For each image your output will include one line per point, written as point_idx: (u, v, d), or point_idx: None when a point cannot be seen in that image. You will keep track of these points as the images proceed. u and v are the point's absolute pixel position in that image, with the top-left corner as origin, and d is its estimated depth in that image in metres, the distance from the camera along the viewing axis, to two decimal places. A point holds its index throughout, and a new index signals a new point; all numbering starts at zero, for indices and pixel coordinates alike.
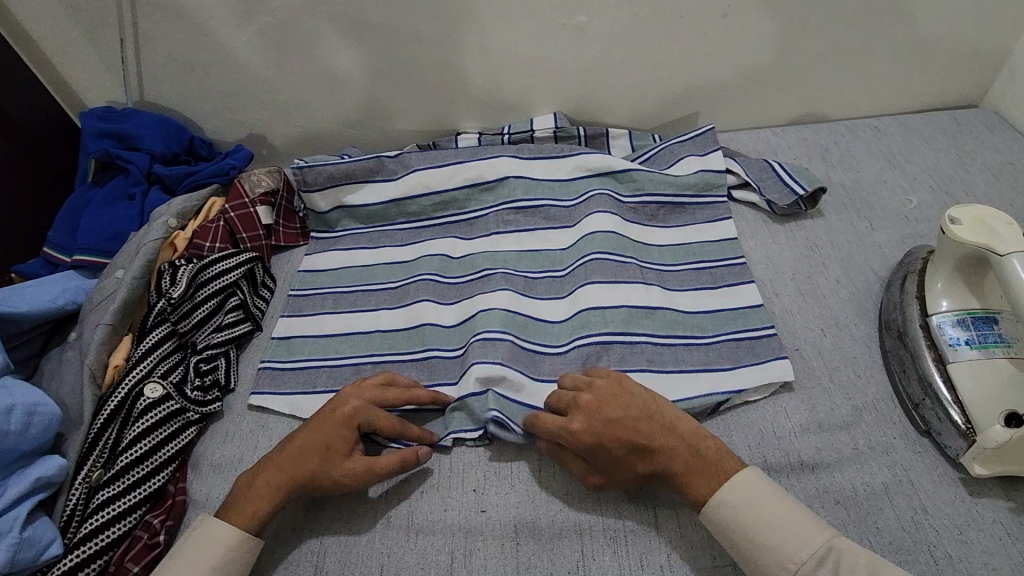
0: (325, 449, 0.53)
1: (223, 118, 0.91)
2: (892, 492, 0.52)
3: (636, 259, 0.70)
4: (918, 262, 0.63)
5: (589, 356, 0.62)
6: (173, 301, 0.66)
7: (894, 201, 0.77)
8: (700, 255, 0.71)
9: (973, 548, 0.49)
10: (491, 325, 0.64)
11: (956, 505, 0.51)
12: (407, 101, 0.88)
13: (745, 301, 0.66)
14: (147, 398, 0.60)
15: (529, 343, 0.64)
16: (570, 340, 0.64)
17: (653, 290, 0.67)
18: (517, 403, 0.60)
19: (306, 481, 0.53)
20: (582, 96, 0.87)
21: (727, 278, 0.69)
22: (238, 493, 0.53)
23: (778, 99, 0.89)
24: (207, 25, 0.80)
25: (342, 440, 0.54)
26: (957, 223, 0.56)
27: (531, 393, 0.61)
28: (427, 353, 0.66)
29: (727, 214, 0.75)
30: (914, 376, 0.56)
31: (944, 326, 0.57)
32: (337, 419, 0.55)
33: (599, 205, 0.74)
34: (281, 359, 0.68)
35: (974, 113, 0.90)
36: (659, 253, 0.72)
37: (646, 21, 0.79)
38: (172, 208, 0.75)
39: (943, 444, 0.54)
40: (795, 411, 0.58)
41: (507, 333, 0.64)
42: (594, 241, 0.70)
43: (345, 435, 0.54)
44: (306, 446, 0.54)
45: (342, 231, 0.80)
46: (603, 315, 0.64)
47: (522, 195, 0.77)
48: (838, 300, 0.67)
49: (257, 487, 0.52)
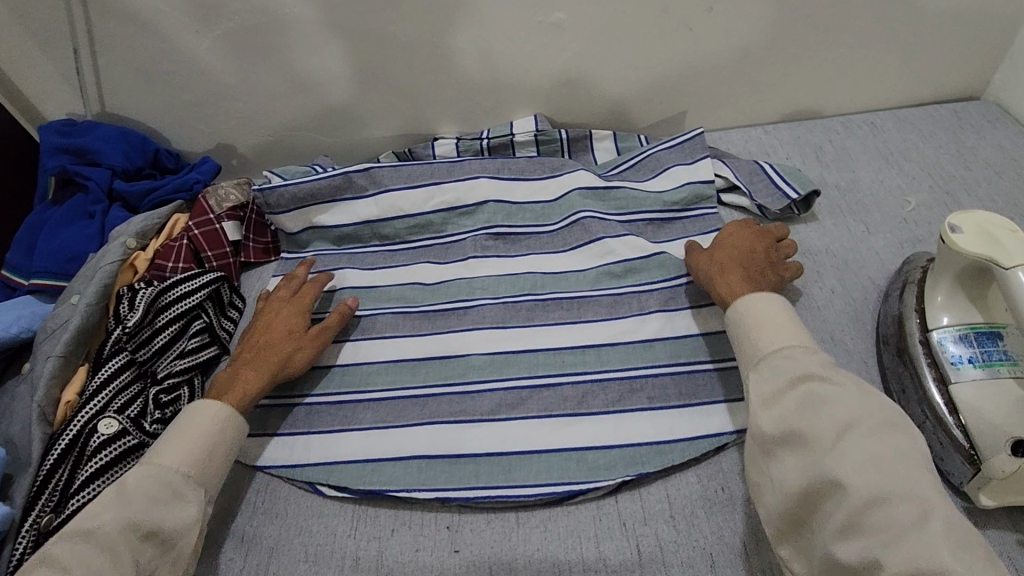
0: (271, 327, 0.63)
1: (189, 128, 0.87)
2: None
3: (632, 285, 0.68)
4: (917, 270, 0.59)
5: (585, 395, 0.61)
6: (129, 330, 0.63)
7: (892, 202, 0.74)
8: None
9: None
10: (485, 375, 0.63)
11: None
12: (382, 107, 0.84)
13: None
14: (101, 434, 0.56)
15: (517, 381, 0.62)
16: (561, 377, 0.62)
17: (649, 320, 0.65)
18: (513, 454, 0.58)
19: (284, 363, 0.61)
20: (564, 98, 0.84)
21: None
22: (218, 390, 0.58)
23: (769, 95, 0.85)
24: (166, 32, 0.75)
25: (282, 318, 0.64)
26: (958, 232, 0.52)
27: (522, 441, 0.58)
28: (394, 393, 0.63)
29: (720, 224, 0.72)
30: (914, 397, 0.53)
31: (945, 343, 0.53)
32: (274, 303, 0.66)
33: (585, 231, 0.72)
34: None
35: (974, 105, 0.86)
36: (647, 270, 0.69)
37: (629, 16, 0.75)
38: (132, 226, 0.72)
39: (947, 471, 0.50)
40: None
41: (493, 381, 0.62)
42: (579, 278, 0.70)
43: (297, 317, 0.64)
44: (274, 335, 0.62)
45: (312, 251, 0.77)
46: (598, 352, 0.63)
47: (502, 221, 0.75)
48: (834, 312, 0.63)
49: (239, 379, 0.58)
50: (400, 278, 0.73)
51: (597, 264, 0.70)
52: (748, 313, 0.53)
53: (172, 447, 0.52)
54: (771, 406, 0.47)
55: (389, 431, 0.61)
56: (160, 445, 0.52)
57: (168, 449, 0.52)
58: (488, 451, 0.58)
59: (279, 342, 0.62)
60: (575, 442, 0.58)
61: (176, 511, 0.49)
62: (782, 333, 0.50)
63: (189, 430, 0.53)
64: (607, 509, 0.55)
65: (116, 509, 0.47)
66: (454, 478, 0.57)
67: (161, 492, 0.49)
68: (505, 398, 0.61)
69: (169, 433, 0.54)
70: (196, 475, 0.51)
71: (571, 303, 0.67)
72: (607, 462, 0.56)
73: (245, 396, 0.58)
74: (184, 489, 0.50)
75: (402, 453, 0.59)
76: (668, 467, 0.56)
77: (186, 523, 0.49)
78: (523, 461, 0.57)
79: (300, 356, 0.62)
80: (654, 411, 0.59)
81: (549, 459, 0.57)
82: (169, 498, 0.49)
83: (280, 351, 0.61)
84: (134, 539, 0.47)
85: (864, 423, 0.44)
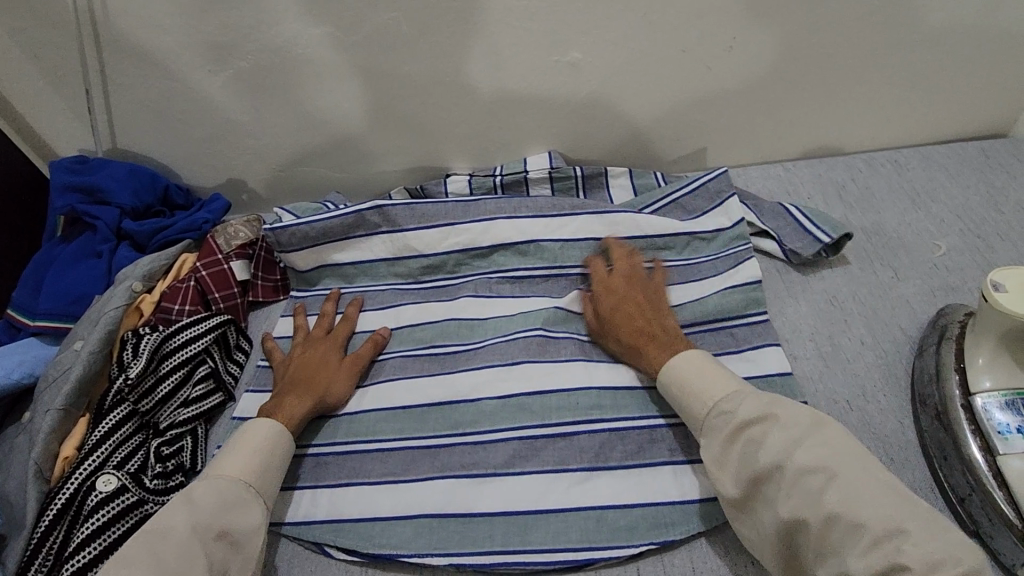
0: (308, 357, 0.64)
1: (199, 164, 0.86)
2: None
3: None
4: (955, 325, 0.57)
5: (603, 446, 0.58)
6: (132, 380, 0.61)
7: (921, 246, 0.71)
8: (724, 311, 0.65)
9: None
10: (495, 422, 0.60)
11: None
12: (395, 144, 0.83)
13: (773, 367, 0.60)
14: (99, 492, 0.54)
15: (531, 430, 0.59)
16: (578, 426, 0.59)
17: None
18: (527, 513, 0.55)
19: (325, 388, 0.62)
20: (579, 135, 0.82)
21: (750, 339, 0.63)
22: (265, 413, 0.58)
23: (790, 132, 0.83)
24: (177, 71, 0.75)
25: (318, 349, 0.65)
26: (1001, 290, 0.49)
27: (536, 499, 0.56)
28: (404, 443, 0.60)
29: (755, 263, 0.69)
30: (956, 465, 0.50)
31: (990, 409, 0.50)
32: (310, 338, 0.67)
33: None
34: None
35: (1001, 142, 0.84)
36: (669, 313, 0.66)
37: (647, 55, 0.73)
38: (139, 268, 0.70)
39: (996, 549, 0.47)
40: None
41: (510, 432, 0.59)
42: None
43: (335, 347, 0.66)
44: (316, 361, 0.64)
45: (322, 290, 0.75)
46: (616, 398, 0.60)
47: (515, 262, 0.73)
48: (864, 365, 0.60)
49: (286, 402, 0.59)
50: (410, 319, 0.70)
51: None
52: (676, 374, 0.54)
53: (234, 455, 0.52)
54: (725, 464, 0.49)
55: (398, 486, 0.58)
56: (223, 457, 0.52)
57: (229, 459, 0.52)
58: (501, 511, 0.55)
59: (319, 370, 0.63)
60: (591, 501, 0.55)
61: (243, 512, 0.49)
62: (710, 378, 0.53)
63: (246, 441, 0.54)
64: None
65: (187, 512, 0.47)
66: (467, 541, 0.54)
67: (231, 493, 0.50)
68: (519, 449, 0.58)
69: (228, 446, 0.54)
70: (260, 477, 0.52)
71: (588, 348, 0.65)
72: (629, 525, 0.54)
73: (292, 416, 0.58)
74: (250, 491, 0.50)
75: (411, 511, 0.56)
76: (694, 533, 0.53)
77: (254, 526, 0.49)
78: (538, 521, 0.54)
79: (339, 381, 0.63)
80: (675, 467, 0.56)
81: (567, 519, 0.54)
82: (238, 497, 0.50)
83: (322, 376, 0.62)
84: (206, 539, 0.47)
85: (798, 434, 0.46)
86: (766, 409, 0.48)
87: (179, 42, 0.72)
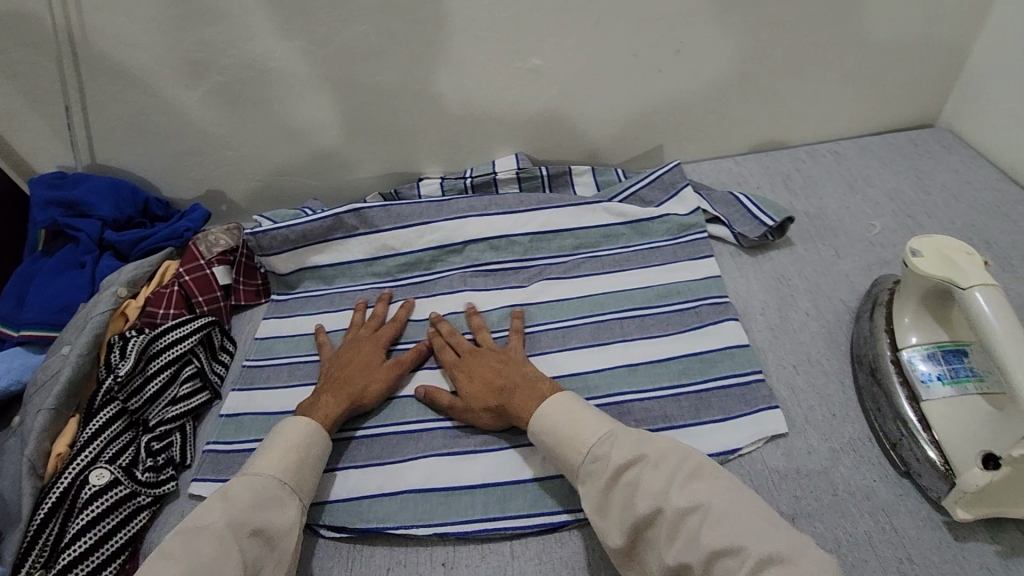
0: (357, 357, 0.66)
1: (177, 176, 0.88)
2: (877, 542, 0.50)
3: (616, 312, 0.69)
4: (885, 292, 0.63)
5: None
6: (121, 379, 0.63)
7: (858, 226, 0.77)
8: (685, 294, 0.70)
9: None
10: None
11: (942, 552, 0.49)
12: (368, 150, 0.87)
13: (733, 340, 0.65)
14: (92, 485, 0.56)
15: None
16: None
17: (636, 346, 0.66)
18: (504, 484, 0.59)
19: (364, 390, 0.63)
20: (543, 137, 0.87)
21: (710, 315, 0.67)
22: (304, 408, 0.60)
23: (738, 128, 0.89)
24: (156, 86, 0.78)
25: (366, 349, 0.67)
26: (919, 255, 0.55)
27: (514, 470, 0.59)
28: (391, 429, 0.63)
29: (708, 250, 0.74)
30: (888, 414, 0.55)
31: (915, 361, 0.56)
32: (358, 337, 0.69)
33: (578, 268, 0.75)
34: (225, 441, 0.64)
35: (928, 133, 0.92)
36: (636, 296, 0.70)
37: (602, 60, 0.79)
38: (123, 275, 0.73)
39: (924, 486, 0.52)
40: (773, 454, 0.57)
41: None
42: (568, 305, 0.71)
43: (380, 350, 0.67)
44: (360, 362, 0.65)
45: (303, 292, 0.78)
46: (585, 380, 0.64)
47: (488, 257, 0.77)
48: (809, 334, 0.66)
49: (324, 401, 0.61)
50: (390, 316, 0.73)
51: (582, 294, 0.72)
52: (546, 425, 0.54)
53: (270, 457, 0.54)
54: (607, 514, 0.49)
55: (383, 467, 0.61)
56: (258, 458, 0.54)
57: (263, 461, 0.54)
58: (482, 482, 0.59)
59: (365, 371, 0.64)
60: None
61: (279, 511, 0.51)
62: (587, 426, 0.53)
63: (282, 443, 0.55)
64: (600, 539, 0.55)
65: (222, 510, 0.49)
66: (449, 512, 0.57)
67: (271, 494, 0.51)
68: (498, 429, 0.62)
69: (264, 446, 0.56)
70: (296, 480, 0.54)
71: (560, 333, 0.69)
72: None
73: (326, 415, 0.60)
74: (285, 491, 0.53)
75: (396, 488, 0.59)
76: None
77: (288, 524, 0.51)
78: (515, 491, 0.58)
79: (378, 384, 0.64)
80: None
81: (543, 487, 0.58)
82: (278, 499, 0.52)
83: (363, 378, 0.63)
84: (241, 536, 0.48)
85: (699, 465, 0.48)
86: (637, 457, 0.49)
87: (157, 59, 0.75)
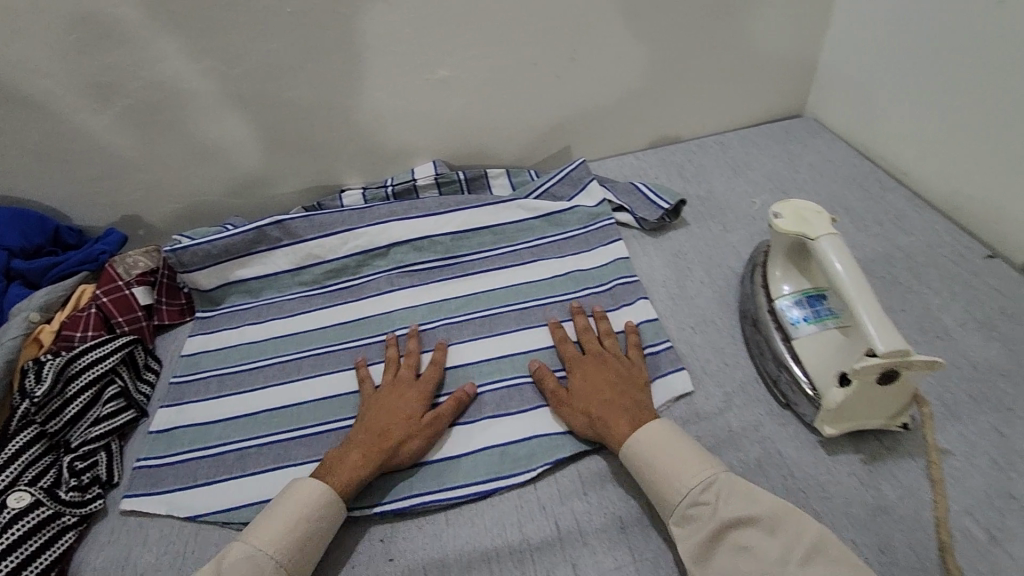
0: (373, 422, 0.61)
1: (90, 203, 0.87)
2: (767, 465, 0.59)
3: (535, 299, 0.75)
4: (761, 254, 0.71)
5: (502, 398, 0.66)
6: (37, 401, 0.62)
7: (743, 204, 0.87)
8: (597, 278, 0.77)
9: (835, 501, 0.56)
10: None
11: (817, 465, 0.59)
12: (287, 165, 0.89)
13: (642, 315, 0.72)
14: (10, 509, 0.55)
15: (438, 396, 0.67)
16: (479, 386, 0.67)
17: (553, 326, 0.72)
18: (437, 460, 0.62)
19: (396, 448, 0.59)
20: (457, 143, 0.92)
21: (623, 297, 0.74)
22: (330, 464, 0.58)
23: (635, 126, 0.98)
24: (61, 113, 0.78)
25: (388, 411, 0.62)
26: (780, 218, 0.63)
27: (446, 446, 0.63)
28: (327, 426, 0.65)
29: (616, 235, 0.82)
30: (769, 356, 0.64)
31: (787, 308, 0.64)
32: (396, 390, 0.64)
33: (497, 261, 0.80)
34: (158, 454, 0.65)
35: (799, 120, 1.04)
36: (551, 283, 0.77)
37: (504, 66, 0.85)
38: (35, 301, 0.72)
39: (801, 413, 0.61)
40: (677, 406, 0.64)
41: None
42: (494, 295, 0.76)
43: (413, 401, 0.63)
44: (388, 416, 0.61)
45: (229, 307, 0.79)
46: (507, 362, 0.69)
47: (413, 258, 0.80)
48: (705, 299, 0.74)
49: (352, 459, 0.58)
50: (319, 321, 0.76)
51: (502, 284, 0.78)
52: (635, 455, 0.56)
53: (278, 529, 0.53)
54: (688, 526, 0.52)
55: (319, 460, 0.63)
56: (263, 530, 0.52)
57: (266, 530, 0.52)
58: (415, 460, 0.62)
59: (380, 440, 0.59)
60: (492, 441, 0.63)
61: None
62: (681, 474, 0.54)
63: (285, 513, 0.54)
64: (527, 497, 0.60)
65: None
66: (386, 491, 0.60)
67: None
68: None
69: (275, 504, 0.55)
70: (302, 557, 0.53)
71: (483, 320, 0.74)
72: (526, 454, 0.62)
73: (351, 476, 0.57)
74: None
75: None
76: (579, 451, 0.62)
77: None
78: (447, 465, 0.61)
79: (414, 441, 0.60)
80: None
81: (474, 458, 0.62)
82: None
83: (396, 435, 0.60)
84: None
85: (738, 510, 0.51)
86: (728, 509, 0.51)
87: (60, 84, 0.75)
